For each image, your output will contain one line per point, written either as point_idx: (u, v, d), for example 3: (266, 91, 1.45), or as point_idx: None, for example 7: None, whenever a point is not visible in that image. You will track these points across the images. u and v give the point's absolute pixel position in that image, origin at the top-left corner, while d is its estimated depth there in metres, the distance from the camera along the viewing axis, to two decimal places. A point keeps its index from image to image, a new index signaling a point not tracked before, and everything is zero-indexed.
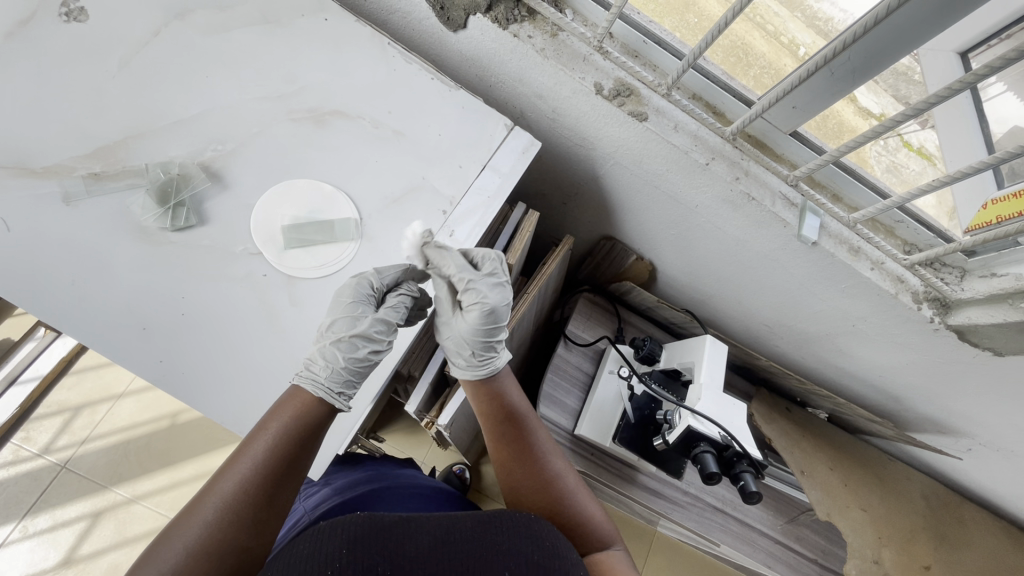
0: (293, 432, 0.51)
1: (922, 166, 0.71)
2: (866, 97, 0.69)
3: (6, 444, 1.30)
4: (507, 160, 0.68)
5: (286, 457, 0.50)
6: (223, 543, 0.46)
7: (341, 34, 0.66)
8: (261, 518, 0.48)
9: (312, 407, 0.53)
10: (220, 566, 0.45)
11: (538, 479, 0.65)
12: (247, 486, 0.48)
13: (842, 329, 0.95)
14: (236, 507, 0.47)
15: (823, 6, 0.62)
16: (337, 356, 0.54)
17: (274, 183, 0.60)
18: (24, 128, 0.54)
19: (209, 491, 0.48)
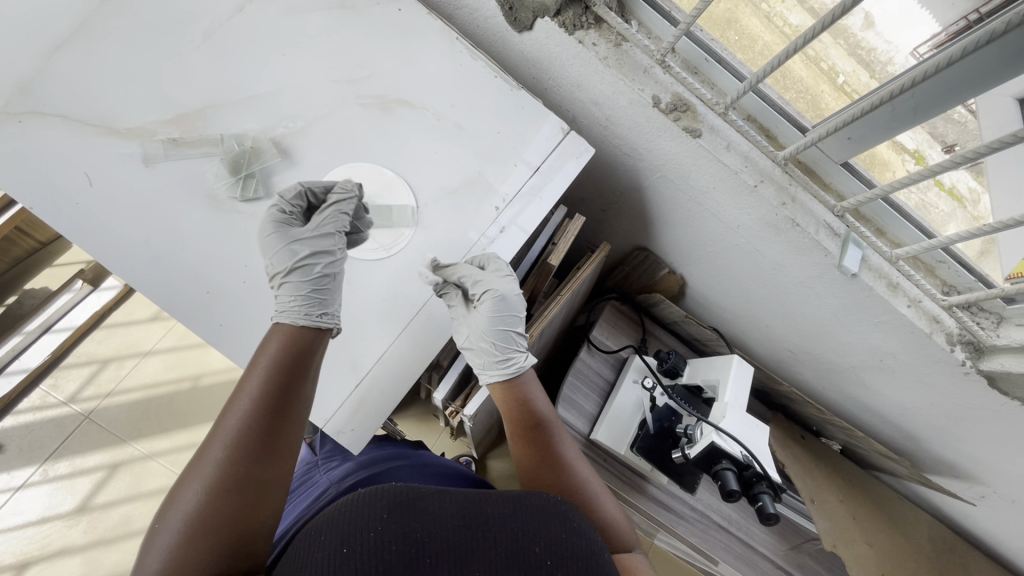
0: (283, 357, 0.52)
1: (952, 208, 0.73)
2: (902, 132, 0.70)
3: (34, 389, 1.34)
4: (561, 164, 0.69)
5: (281, 387, 0.51)
6: (234, 477, 0.48)
7: (413, 26, 0.68)
8: (269, 448, 0.50)
9: (292, 332, 0.54)
10: (229, 504, 0.47)
11: (560, 478, 0.65)
12: (249, 422, 0.50)
13: (869, 363, 0.95)
14: (243, 435, 0.49)
15: (867, 35, 0.64)
16: (296, 284, 0.54)
17: (339, 164, 0.62)
18: (108, 86, 0.56)
19: (217, 430, 0.50)
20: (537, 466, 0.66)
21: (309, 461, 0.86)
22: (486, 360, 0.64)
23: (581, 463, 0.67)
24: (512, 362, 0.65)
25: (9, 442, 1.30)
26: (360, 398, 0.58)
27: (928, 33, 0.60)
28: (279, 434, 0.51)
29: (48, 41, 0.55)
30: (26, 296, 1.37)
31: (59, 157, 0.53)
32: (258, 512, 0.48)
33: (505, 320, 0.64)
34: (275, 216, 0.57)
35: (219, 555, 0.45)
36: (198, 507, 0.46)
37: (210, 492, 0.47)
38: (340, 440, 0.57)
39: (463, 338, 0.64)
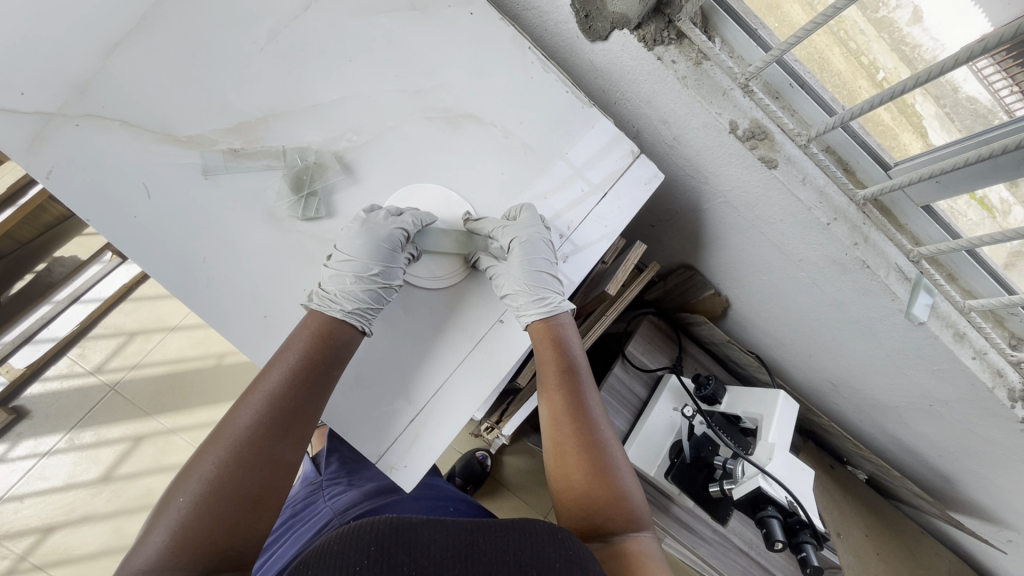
0: (312, 352, 0.51)
1: (981, 217, 0.68)
2: (937, 134, 0.65)
3: (60, 358, 1.33)
4: (630, 191, 0.65)
5: (304, 379, 0.51)
6: (249, 460, 0.47)
7: (485, 33, 0.63)
8: (289, 435, 0.50)
9: (328, 327, 0.53)
10: (235, 489, 0.46)
11: (580, 446, 0.58)
12: (269, 411, 0.50)
13: (916, 405, 0.92)
14: (262, 423, 0.49)
15: (914, 31, 0.59)
16: (369, 301, 0.55)
17: (405, 183, 0.60)
18: (167, 90, 0.52)
19: (237, 412, 0.50)
20: (562, 419, 0.59)
21: (314, 484, 0.89)
22: (529, 299, 0.59)
23: (608, 428, 0.60)
24: (546, 302, 0.61)
25: (35, 409, 1.31)
26: (415, 434, 0.56)
27: (978, 33, 0.54)
28: (298, 422, 0.50)
29: (106, 36, 0.51)
30: (55, 263, 1.36)
31: (116, 166, 0.50)
32: (269, 496, 0.48)
33: (540, 257, 0.60)
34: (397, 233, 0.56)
35: (216, 539, 0.44)
36: (210, 482, 0.46)
37: (223, 470, 0.46)
38: (395, 477, 0.54)
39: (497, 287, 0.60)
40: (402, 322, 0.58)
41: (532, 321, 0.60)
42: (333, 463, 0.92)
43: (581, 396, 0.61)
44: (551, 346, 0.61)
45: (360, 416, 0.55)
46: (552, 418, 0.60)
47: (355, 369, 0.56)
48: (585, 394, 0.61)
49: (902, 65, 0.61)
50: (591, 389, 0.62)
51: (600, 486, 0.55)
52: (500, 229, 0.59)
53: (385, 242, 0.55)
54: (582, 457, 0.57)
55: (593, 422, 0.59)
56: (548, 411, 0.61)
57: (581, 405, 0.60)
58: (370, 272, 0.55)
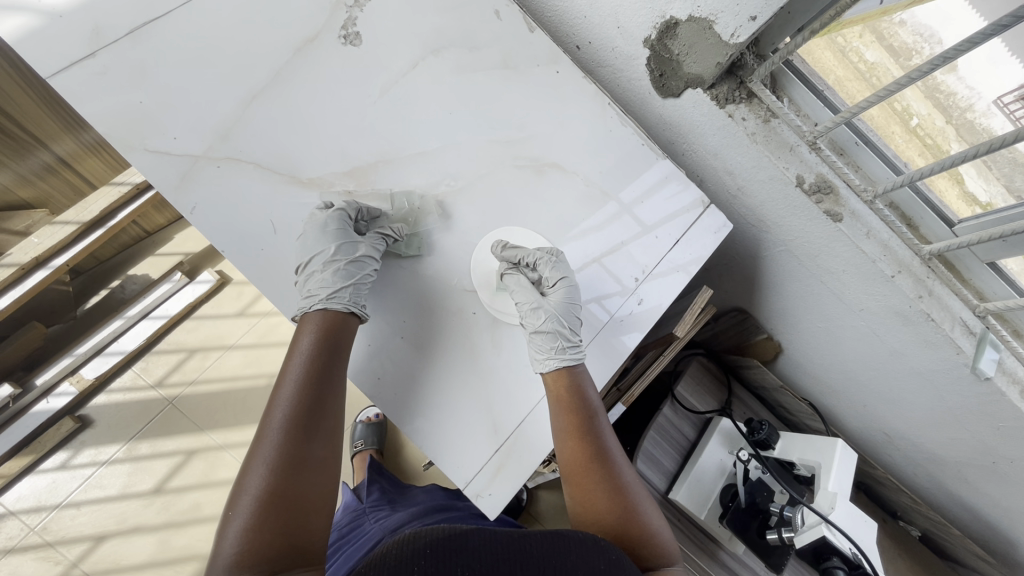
0: (318, 346, 0.54)
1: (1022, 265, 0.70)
2: (974, 182, 0.68)
3: (125, 371, 1.40)
4: (702, 239, 0.70)
5: (319, 371, 0.53)
6: (294, 456, 0.51)
7: (569, 89, 0.69)
8: (317, 425, 0.53)
9: (332, 320, 0.55)
10: (287, 483, 0.50)
11: (608, 488, 0.57)
12: (298, 406, 0.53)
13: (978, 462, 0.90)
14: (295, 418, 0.52)
15: (948, 78, 0.62)
16: (342, 281, 0.55)
17: (496, 226, 0.63)
18: (294, 136, 0.58)
19: (268, 415, 0.53)
20: (587, 470, 0.58)
21: (355, 510, 0.92)
22: (555, 345, 0.58)
23: (628, 468, 0.60)
24: (572, 352, 0.60)
25: (99, 418, 1.36)
26: (499, 464, 0.57)
27: (1014, 83, 0.57)
28: (324, 414, 0.54)
29: (247, 90, 0.58)
30: (129, 280, 1.45)
31: (247, 203, 0.56)
32: (316, 483, 0.51)
33: (571, 311, 0.61)
34: (343, 216, 0.57)
35: (282, 530, 0.47)
36: (269, 483, 0.49)
37: (275, 471, 0.50)
38: (481, 504, 0.56)
39: (533, 321, 0.59)
40: (490, 353, 0.60)
41: (545, 372, 0.59)
42: (374, 492, 0.96)
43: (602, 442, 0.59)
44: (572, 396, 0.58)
45: (445, 445, 0.56)
46: (576, 469, 0.58)
47: (442, 399, 0.57)
48: (604, 432, 0.60)
49: (937, 112, 0.65)
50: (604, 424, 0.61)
51: (634, 528, 0.56)
52: (548, 259, 0.61)
53: (329, 225, 0.56)
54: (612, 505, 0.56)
55: (616, 466, 0.59)
56: (569, 463, 0.58)
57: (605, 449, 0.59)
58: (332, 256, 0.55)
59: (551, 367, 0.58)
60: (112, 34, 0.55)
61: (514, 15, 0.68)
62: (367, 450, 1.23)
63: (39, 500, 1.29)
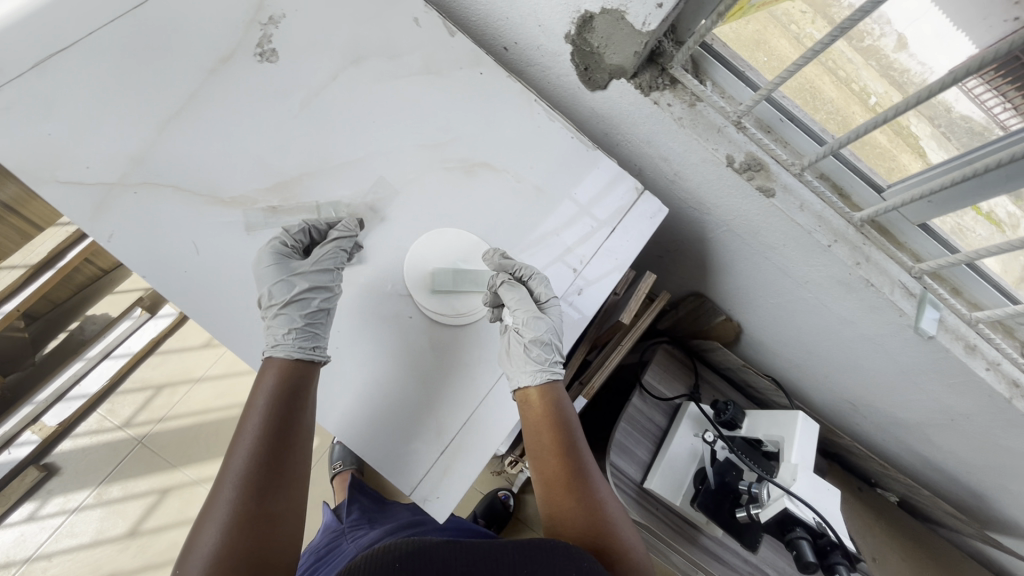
0: (281, 391, 0.52)
1: (991, 232, 0.69)
2: (936, 154, 0.67)
3: (90, 414, 1.37)
4: (638, 224, 0.71)
5: (282, 417, 0.51)
6: (254, 512, 0.47)
7: (495, 89, 0.70)
8: (279, 475, 0.50)
9: (293, 363, 0.53)
10: (247, 540, 0.46)
11: (583, 503, 0.55)
12: (259, 456, 0.50)
13: (937, 420, 0.92)
14: (254, 469, 0.49)
15: (901, 57, 0.61)
16: (290, 318, 0.55)
17: (427, 229, 0.63)
18: (212, 156, 0.58)
19: (225, 470, 0.49)
20: (564, 488, 0.56)
21: (335, 530, 0.91)
22: (547, 359, 0.61)
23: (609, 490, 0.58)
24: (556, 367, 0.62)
25: (66, 465, 1.33)
26: (446, 466, 0.57)
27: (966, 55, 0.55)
28: (289, 465, 0.51)
29: (161, 113, 0.57)
30: (88, 321, 1.42)
31: (167, 226, 0.55)
32: (277, 542, 0.48)
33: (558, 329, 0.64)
34: (277, 250, 0.57)
35: None
36: (223, 542, 0.45)
37: (231, 528, 0.46)
38: (428, 509, 0.55)
39: (530, 331, 0.60)
40: (427, 355, 0.60)
41: (529, 386, 0.58)
42: (355, 511, 0.95)
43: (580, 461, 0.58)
44: (548, 411, 0.59)
45: (388, 452, 0.56)
46: (553, 485, 0.57)
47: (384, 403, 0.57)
48: (583, 449, 0.59)
49: (892, 87, 0.63)
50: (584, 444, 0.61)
51: (614, 549, 0.52)
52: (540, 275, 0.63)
53: (264, 260, 0.57)
54: (588, 524, 0.54)
55: (595, 487, 0.57)
56: (546, 479, 0.57)
57: (584, 468, 0.58)
58: (275, 299, 0.55)
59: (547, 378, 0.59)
60: (15, 69, 0.54)
61: (434, 21, 0.69)
62: (344, 470, 1.22)
63: (7, 556, 1.25)
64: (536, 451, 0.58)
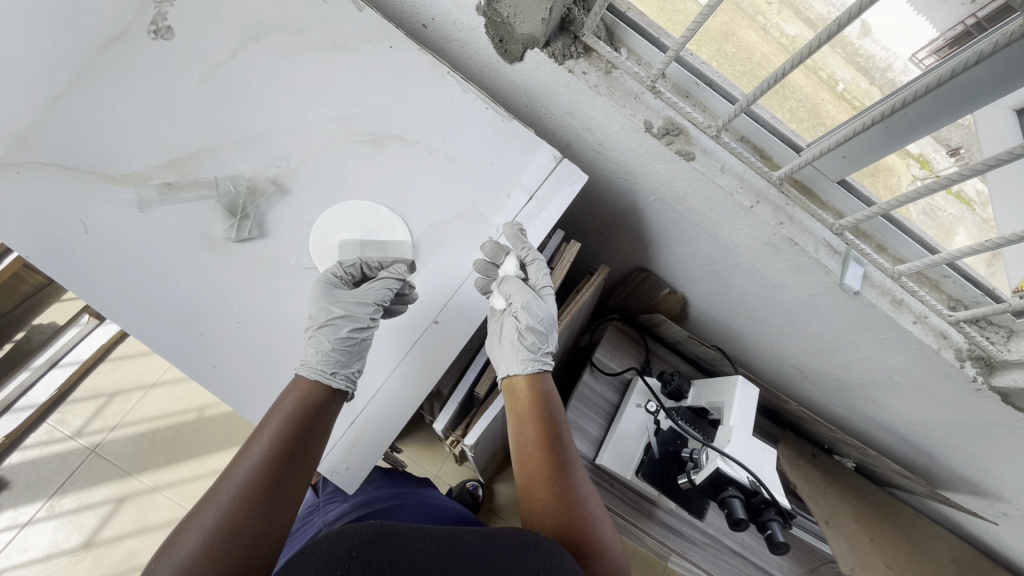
0: (298, 411, 0.53)
1: (961, 211, 0.71)
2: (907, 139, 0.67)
3: (40, 424, 1.34)
4: (555, 191, 0.70)
5: (292, 439, 0.51)
6: (237, 530, 0.47)
7: (404, 61, 0.69)
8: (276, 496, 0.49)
9: (315, 387, 0.55)
10: (229, 552, 0.46)
11: (553, 501, 0.59)
12: (260, 473, 0.49)
13: (878, 379, 0.93)
14: (251, 486, 0.49)
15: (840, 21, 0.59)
16: (323, 339, 0.56)
17: (334, 203, 0.62)
18: (103, 135, 0.57)
19: (225, 478, 0.50)
20: (543, 477, 0.61)
21: (311, 504, 0.87)
22: (535, 349, 0.67)
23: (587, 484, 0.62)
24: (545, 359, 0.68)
25: (16, 478, 1.30)
26: (355, 437, 0.60)
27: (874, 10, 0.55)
28: (285, 492, 0.50)
29: (46, 93, 0.56)
30: (34, 331, 1.38)
31: (56, 207, 0.54)
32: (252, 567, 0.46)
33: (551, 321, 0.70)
34: (328, 279, 0.60)
35: None
36: (199, 552, 0.45)
37: (212, 539, 0.46)
38: (336, 479, 0.58)
39: (526, 317, 0.66)
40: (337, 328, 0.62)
41: (518, 373, 0.67)
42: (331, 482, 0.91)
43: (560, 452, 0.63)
44: (534, 402, 0.66)
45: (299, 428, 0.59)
46: (532, 472, 0.62)
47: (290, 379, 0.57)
48: (563, 447, 0.63)
49: (805, 28, 0.61)
50: (568, 439, 0.65)
51: (583, 536, 0.57)
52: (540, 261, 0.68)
53: (314, 289, 0.59)
54: (562, 514, 0.58)
55: (573, 478, 0.61)
56: (527, 466, 0.63)
57: (564, 460, 0.62)
58: (315, 325, 0.57)
59: (528, 369, 0.66)
60: None
61: None
62: None
63: None
64: (521, 440, 0.64)
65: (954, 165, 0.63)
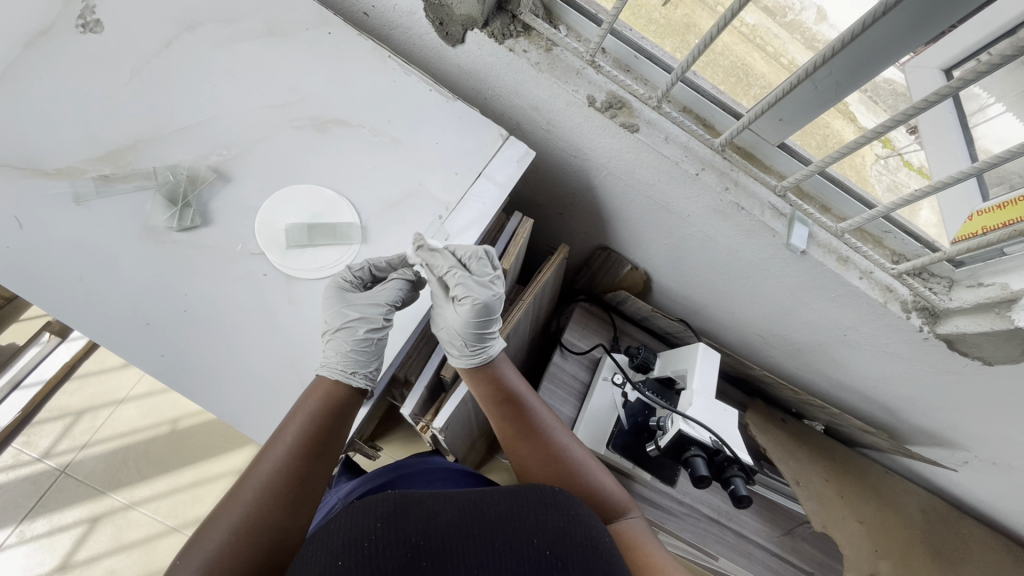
0: (320, 416, 0.56)
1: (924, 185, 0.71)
2: (866, 117, 0.70)
3: (5, 448, 1.31)
4: (505, 169, 0.70)
5: (312, 443, 0.55)
6: (264, 528, 0.52)
7: (343, 46, 0.69)
8: (298, 493, 0.54)
9: (336, 392, 0.57)
10: (257, 545, 0.51)
11: (545, 461, 0.69)
12: (283, 475, 0.54)
13: (834, 338, 0.95)
14: (275, 486, 0.53)
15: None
16: (338, 343, 0.57)
17: (278, 188, 0.63)
18: (35, 131, 0.57)
19: (249, 476, 0.54)
20: (524, 442, 0.70)
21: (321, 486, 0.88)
22: (455, 349, 0.67)
23: (564, 435, 0.71)
24: (478, 354, 0.67)
25: None
26: None
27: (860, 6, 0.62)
28: (308, 492, 0.55)
29: None
30: None
31: None
32: (278, 560, 0.52)
33: (479, 324, 0.64)
34: (339, 283, 0.60)
35: None
36: (229, 541, 0.50)
37: (243, 533, 0.51)
38: None
39: (437, 322, 0.68)
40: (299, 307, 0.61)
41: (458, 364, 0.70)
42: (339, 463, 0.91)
43: (533, 417, 0.70)
44: (495, 384, 0.70)
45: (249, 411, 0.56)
46: (515, 439, 0.71)
47: (237, 367, 0.56)
48: (536, 411, 0.71)
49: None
50: (536, 401, 0.72)
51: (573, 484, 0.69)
52: (453, 278, 0.60)
53: (329, 293, 0.60)
54: (551, 472, 0.69)
55: (551, 436, 0.70)
56: (510, 436, 0.71)
57: (539, 423, 0.70)
58: (330, 330, 0.58)
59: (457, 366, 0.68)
60: None
61: None
62: None
63: None
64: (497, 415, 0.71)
65: (881, 121, 0.67)
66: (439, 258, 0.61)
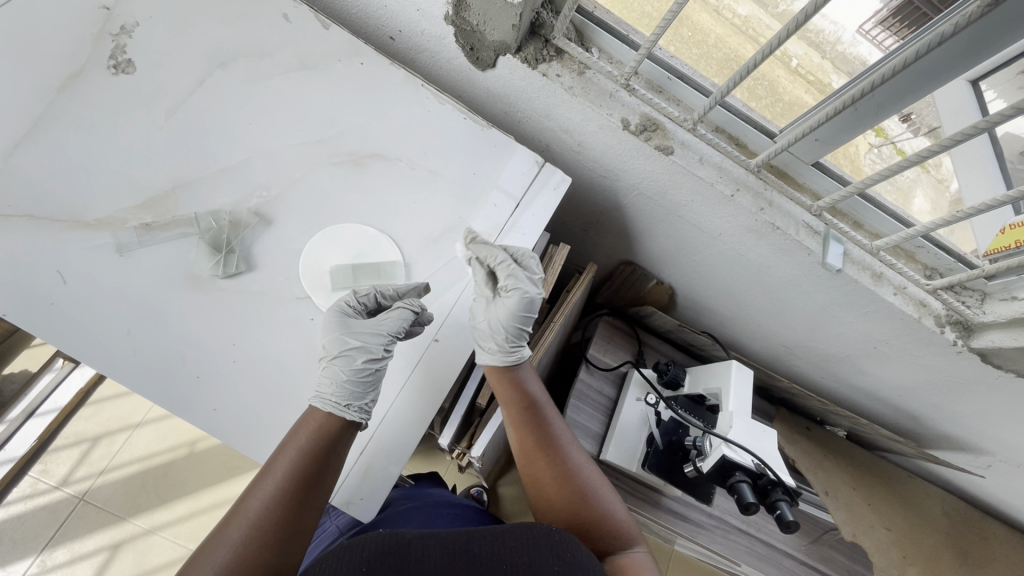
0: (313, 448, 0.53)
1: (916, 173, 0.73)
2: None
3: (23, 477, 1.29)
4: (541, 198, 0.68)
5: (303, 478, 0.52)
6: (252, 569, 0.48)
7: (375, 76, 0.67)
8: (289, 534, 0.50)
9: (327, 423, 0.55)
10: None
11: (556, 476, 0.64)
12: (273, 512, 0.50)
13: (862, 350, 0.96)
14: (264, 524, 0.50)
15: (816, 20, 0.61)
16: (336, 371, 0.56)
17: (320, 229, 0.62)
18: (79, 183, 0.58)
19: (235, 516, 0.50)
20: (536, 454, 0.66)
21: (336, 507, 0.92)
22: (493, 347, 0.65)
23: (578, 454, 0.67)
24: (514, 354, 0.66)
25: None
26: (366, 466, 0.60)
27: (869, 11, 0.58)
28: (299, 532, 0.51)
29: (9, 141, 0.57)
30: None
31: (38, 262, 0.55)
32: None
33: (520, 316, 0.65)
34: (341, 308, 0.60)
35: None
36: None
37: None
38: (353, 510, 0.58)
39: (476, 314, 0.64)
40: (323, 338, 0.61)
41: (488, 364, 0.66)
42: None
43: (547, 429, 0.67)
44: (513, 387, 0.67)
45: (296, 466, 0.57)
46: (526, 450, 0.66)
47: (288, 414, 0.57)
48: (553, 424, 0.67)
49: (756, 8, 0.63)
50: (554, 415, 0.69)
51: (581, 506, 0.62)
52: (508, 267, 0.62)
53: (331, 317, 0.59)
54: (561, 489, 0.63)
55: (564, 452, 0.66)
56: (521, 445, 0.67)
57: (552, 437, 0.66)
58: (331, 356, 0.57)
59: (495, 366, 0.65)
60: None
61: (304, 15, 0.66)
62: None
63: None
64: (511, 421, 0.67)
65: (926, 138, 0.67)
66: (495, 250, 0.63)
